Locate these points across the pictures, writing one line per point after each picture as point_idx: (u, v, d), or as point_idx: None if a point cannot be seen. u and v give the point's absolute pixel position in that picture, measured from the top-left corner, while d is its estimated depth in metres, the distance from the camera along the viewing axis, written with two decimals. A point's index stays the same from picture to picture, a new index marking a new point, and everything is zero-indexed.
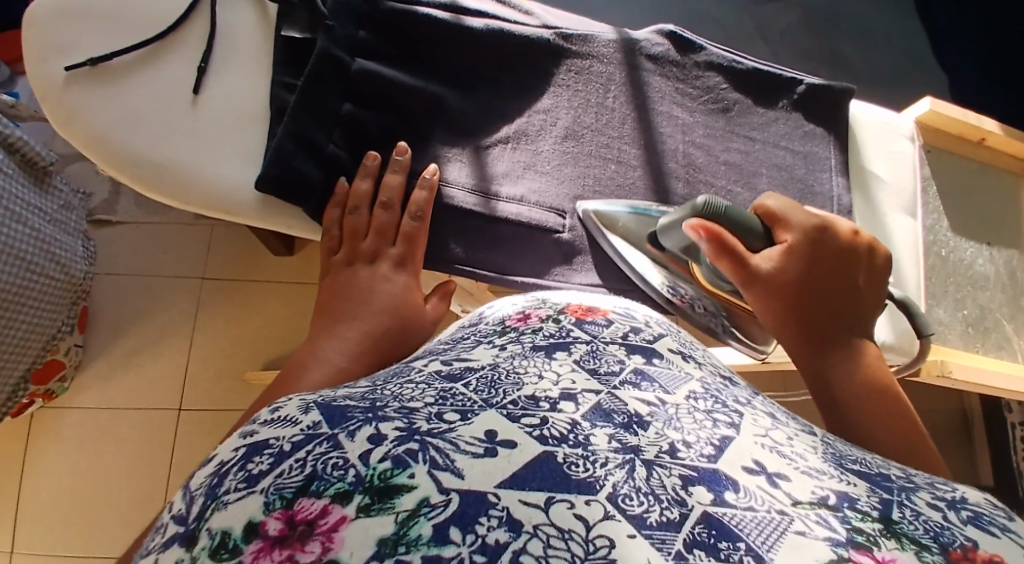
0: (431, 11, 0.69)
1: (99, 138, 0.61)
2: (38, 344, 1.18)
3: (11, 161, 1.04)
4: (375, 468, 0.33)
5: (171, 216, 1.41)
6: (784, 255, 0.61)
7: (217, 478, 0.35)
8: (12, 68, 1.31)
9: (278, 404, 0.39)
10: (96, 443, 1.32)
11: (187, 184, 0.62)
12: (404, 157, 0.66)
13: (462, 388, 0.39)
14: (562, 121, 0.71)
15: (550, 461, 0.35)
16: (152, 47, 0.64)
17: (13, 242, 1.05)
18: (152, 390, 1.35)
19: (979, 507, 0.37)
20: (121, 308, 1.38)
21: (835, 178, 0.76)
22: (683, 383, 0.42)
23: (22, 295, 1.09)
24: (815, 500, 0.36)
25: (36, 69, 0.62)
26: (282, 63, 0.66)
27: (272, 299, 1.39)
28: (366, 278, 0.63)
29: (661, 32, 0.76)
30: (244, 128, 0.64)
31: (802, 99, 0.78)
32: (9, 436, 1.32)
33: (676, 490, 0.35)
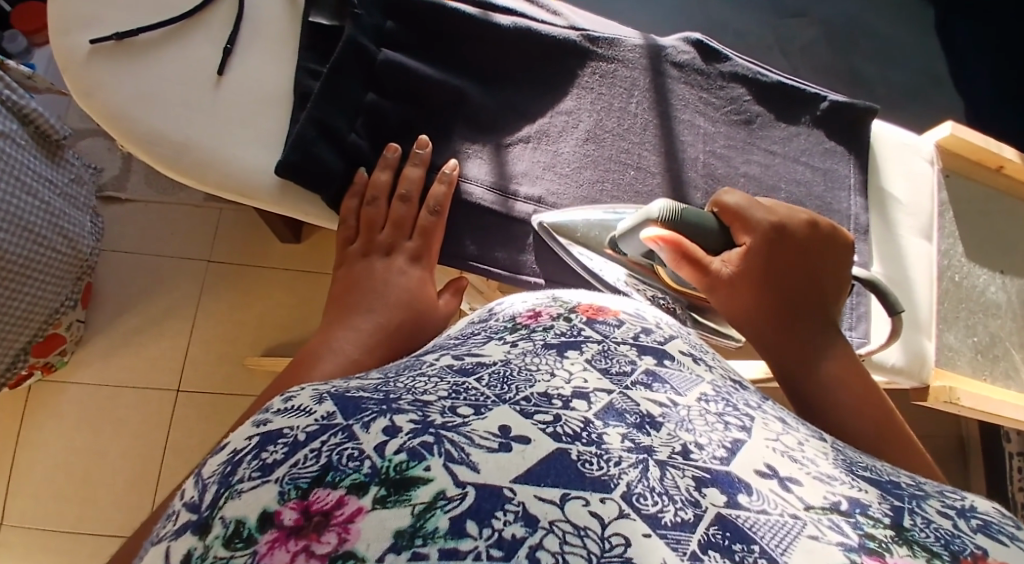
0: (459, 6, 0.69)
1: (120, 114, 0.61)
2: (41, 317, 1.18)
3: (25, 132, 1.05)
4: (391, 460, 0.33)
5: (180, 196, 1.41)
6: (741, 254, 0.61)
7: (230, 465, 0.34)
8: (31, 40, 1.35)
9: (292, 393, 0.38)
10: (94, 421, 1.32)
11: (205, 166, 0.62)
12: (425, 150, 0.65)
13: (475, 383, 0.38)
14: (584, 124, 0.71)
15: (564, 458, 0.34)
16: (178, 26, 0.64)
17: (22, 212, 1.05)
18: (153, 369, 1.34)
19: (988, 516, 0.37)
20: (126, 286, 1.38)
21: (853, 197, 0.76)
22: (695, 385, 0.41)
23: (29, 267, 1.09)
24: (827, 504, 0.35)
25: (59, 43, 0.61)
26: (307, 48, 0.66)
27: (278, 285, 1.39)
28: (382, 270, 0.63)
29: (687, 39, 0.76)
30: (266, 112, 0.64)
31: (826, 115, 0.78)
32: (5, 410, 1.31)
33: (690, 491, 0.35)
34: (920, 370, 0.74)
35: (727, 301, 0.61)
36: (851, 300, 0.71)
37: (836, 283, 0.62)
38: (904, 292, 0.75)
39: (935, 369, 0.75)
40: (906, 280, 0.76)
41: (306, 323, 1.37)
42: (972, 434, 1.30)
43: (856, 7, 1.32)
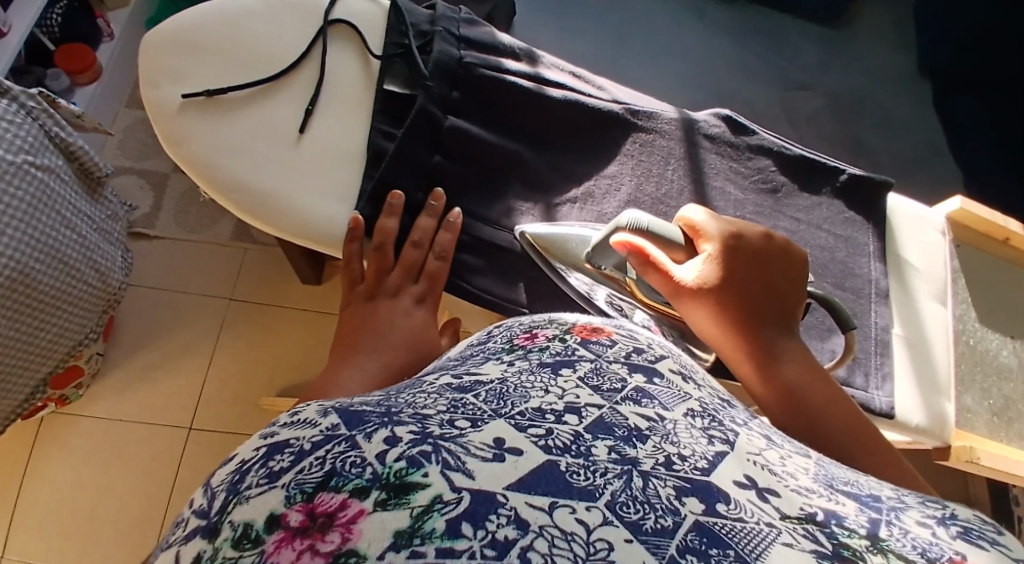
0: (517, 79, 0.75)
1: (206, 165, 0.67)
2: (63, 350, 1.19)
3: (69, 168, 1.10)
4: (392, 466, 0.36)
5: (207, 234, 1.47)
6: (706, 263, 0.62)
7: (239, 474, 0.38)
8: (73, 80, 1.42)
9: (297, 410, 0.42)
10: (105, 454, 1.33)
11: (282, 214, 0.67)
12: (456, 220, 0.70)
13: (472, 399, 0.41)
14: (625, 188, 0.75)
15: (554, 469, 0.37)
16: (264, 85, 0.70)
17: (58, 244, 1.07)
18: (166, 404, 1.37)
19: (969, 522, 0.40)
20: (146, 322, 1.41)
21: (873, 263, 0.80)
22: (682, 402, 0.44)
23: (59, 299, 1.11)
24: (802, 515, 0.38)
25: (153, 96, 0.69)
26: (381, 112, 0.71)
27: (297, 324, 1.43)
28: (385, 310, 0.65)
29: (718, 115, 0.82)
30: (342, 167, 0.69)
31: (845, 189, 0.82)
32: (18, 439, 1.33)
33: (670, 500, 0.37)
34: (942, 429, 0.77)
35: (691, 313, 0.62)
36: (876, 360, 0.75)
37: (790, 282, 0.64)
38: (925, 353, 0.79)
39: (956, 429, 0.78)
40: (925, 342, 0.80)
41: (319, 363, 1.41)
42: (979, 496, 1.33)
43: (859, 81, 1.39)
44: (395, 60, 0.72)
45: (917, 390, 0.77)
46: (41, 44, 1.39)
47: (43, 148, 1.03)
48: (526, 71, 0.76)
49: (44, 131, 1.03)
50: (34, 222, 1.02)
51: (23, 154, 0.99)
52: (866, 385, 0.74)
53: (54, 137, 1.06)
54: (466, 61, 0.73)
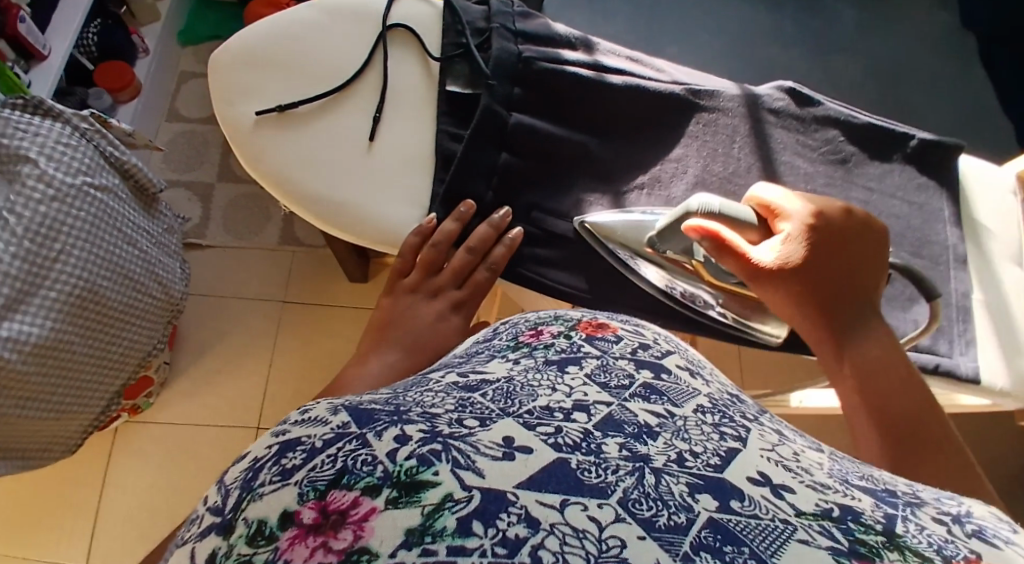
0: (576, 69, 0.76)
1: (284, 178, 0.70)
2: (135, 361, 1.21)
3: (125, 186, 1.12)
4: (403, 464, 0.35)
5: (256, 240, 1.49)
6: (785, 243, 0.63)
7: (252, 472, 0.38)
8: (116, 98, 1.44)
9: (307, 407, 0.41)
10: (174, 458, 1.35)
11: (360, 222, 0.70)
12: (517, 239, 0.71)
13: (479, 398, 0.41)
14: (692, 170, 0.75)
15: (564, 466, 0.36)
16: (333, 96, 0.72)
17: (123, 261, 1.09)
18: (230, 407, 1.38)
19: (984, 522, 0.39)
20: (205, 330, 1.44)
21: (949, 228, 0.78)
22: (690, 397, 0.44)
23: (127, 314, 1.13)
24: (818, 511, 0.36)
25: (226, 112, 0.71)
26: (445, 114, 0.72)
27: (349, 322, 1.45)
28: (423, 310, 0.67)
29: (781, 88, 0.80)
30: (414, 172, 0.71)
31: (916, 153, 0.80)
32: (91, 450, 1.35)
33: (684, 496, 0.36)
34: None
35: (772, 299, 0.63)
36: (958, 326, 0.74)
37: (876, 265, 0.64)
38: (1003, 319, 0.75)
39: None
40: (1004, 308, 0.76)
41: None
42: None
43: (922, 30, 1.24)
44: (454, 61, 0.74)
45: (998, 356, 0.74)
46: (80, 65, 1.41)
47: (99, 168, 1.06)
48: (586, 60, 0.77)
49: (99, 151, 1.06)
50: (97, 240, 1.05)
51: (81, 175, 1.02)
52: (950, 351, 0.73)
53: (110, 157, 1.08)
54: (525, 56, 0.75)
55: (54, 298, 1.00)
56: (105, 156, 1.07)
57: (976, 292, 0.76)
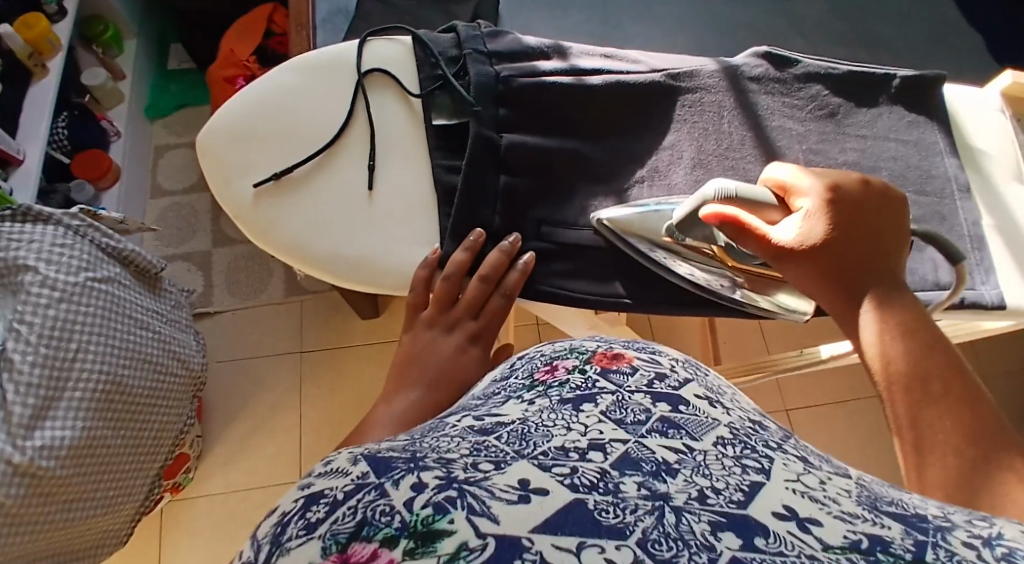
0: (555, 79, 0.78)
1: (296, 244, 0.72)
2: (168, 442, 1.20)
3: (127, 272, 1.13)
4: (419, 514, 0.35)
5: (263, 297, 1.50)
6: (806, 219, 0.61)
7: (280, 526, 0.37)
8: (98, 186, 1.45)
9: (329, 458, 0.42)
10: (227, 528, 1.33)
11: (377, 270, 0.72)
12: (530, 263, 0.72)
13: (495, 441, 0.43)
14: (687, 154, 0.76)
15: (582, 507, 0.37)
16: (325, 154, 0.74)
17: (140, 345, 1.10)
18: (271, 467, 1.38)
19: (1016, 543, 0.37)
20: (231, 396, 1.44)
21: (947, 160, 0.78)
22: (710, 430, 0.44)
23: (153, 397, 1.12)
24: (846, 544, 0.35)
25: (226, 193, 0.74)
26: (439, 148, 0.75)
27: (368, 362, 1.45)
28: (443, 346, 0.66)
29: (757, 54, 0.82)
30: (418, 210, 0.73)
31: (901, 92, 0.81)
32: (141, 538, 1.33)
33: (706, 535, 0.35)
34: None
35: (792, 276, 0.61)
36: (975, 255, 0.74)
37: (901, 236, 0.61)
38: (1018, 236, 0.76)
39: None
40: (1016, 225, 0.77)
41: None
42: None
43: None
44: (435, 93, 0.76)
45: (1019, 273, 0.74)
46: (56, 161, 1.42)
47: (98, 261, 1.07)
48: (563, 67, 0.79)
49: (97, 245, 1.08)
50: (109, 331, 1.05)
51: (82, 272, 1.03)
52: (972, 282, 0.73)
53: (108, 248, 1.10)
54: (503, 77, 0.77)
55: (80, 397, 1.00)
56: (103, 247, 1.09)
57: (985, 219, 0.77)
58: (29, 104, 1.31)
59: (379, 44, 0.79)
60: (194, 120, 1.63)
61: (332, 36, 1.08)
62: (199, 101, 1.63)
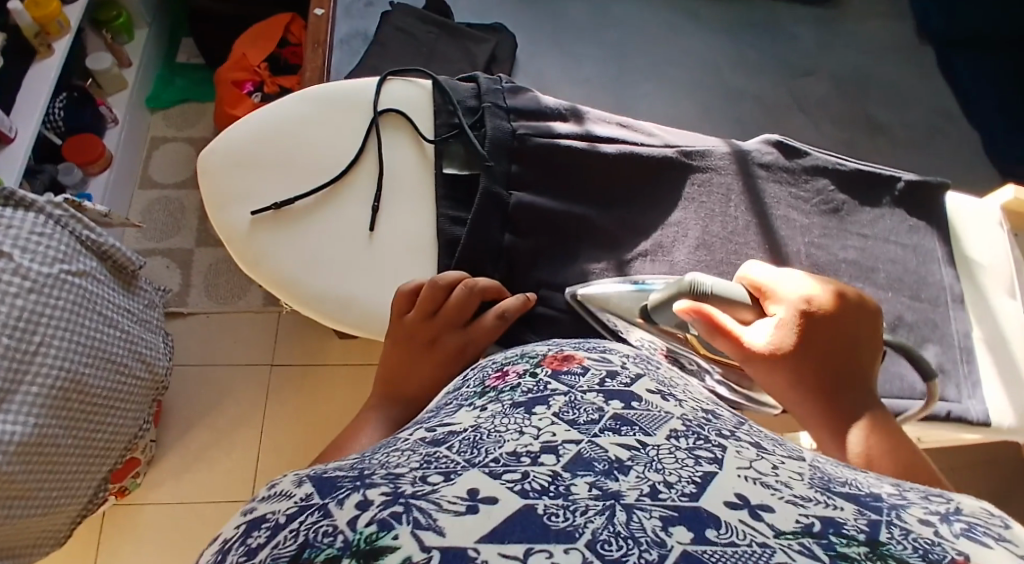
0: (570, 142, 0.83)
1: (287, 275, 0.77)
2: (122, 445, 1.18)
3: (103, 267, 1.11)
4: (363, 531, 0.34)
5: (240, 304, 1.48)
6: (778, 329, 0.63)
7: (220, 555, 0.37)
8: (86, 172, 1.43)
9: (275, 480, 0.41)
10: (173, 536, 1.30)
11: (361, 308, 0.77)
12: (530, 302, 0.75)
13: (446, 451, 0.40)
14: (693, 233, 0.81)
15: (530, 513, 0.35)
16: (329, 189, 0.80)
17: (107, 344, 1.07)
18: (224, 479, 1.35)
19: (973, 519, 0.39)
20: (192, 401, 1.41)
21: (944, 268, 0.82)
22: (664, 423, 0.42)
23: (112, 398, 1.10)
24: (798, 529, 0.35)
25: (225, 217, 0.79)
26: (445, 198, 0.80)
27: (342, 383, 1.43)
28: (425, 356, 0.69)
29: (769, 141, 0.86)
30: (412, 255, 0.79)
31: (905, 195, 0.85)
32: (81, 538, 1.28)
33: (656, 531, 0.34)
34: None
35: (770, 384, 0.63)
36: (962, 368, 0.77)
37: (871, 345, 0.63)
38: (1001, 351, 0.78)
39: None
40: (1002, 340, 0.79)
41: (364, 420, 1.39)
42: None
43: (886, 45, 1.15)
44: (449, 141, 0.82)
45: (999, 388, 0.76)
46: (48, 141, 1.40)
47: (76, 254, 1.05)
48: (577, 131, 0.84)
49: (75, 237, 1.06)
50: (78, 326, 1.03)
51: (58, 264, 1.01)
52: (958, 395, 0.75)
53: (88, 241, 1.08)
54: (519, 134, 0.82)
55: (36, 394, 0.98)
56: (81, 240, 1.07)
57: (974, 332, 0.79)
58: (28, 83, 1.29)
59: (397, 86, 0.86)
60: (194, 116, 1.61)
61: (348, 58, 1.07)
62: (203, 98, 1.62)
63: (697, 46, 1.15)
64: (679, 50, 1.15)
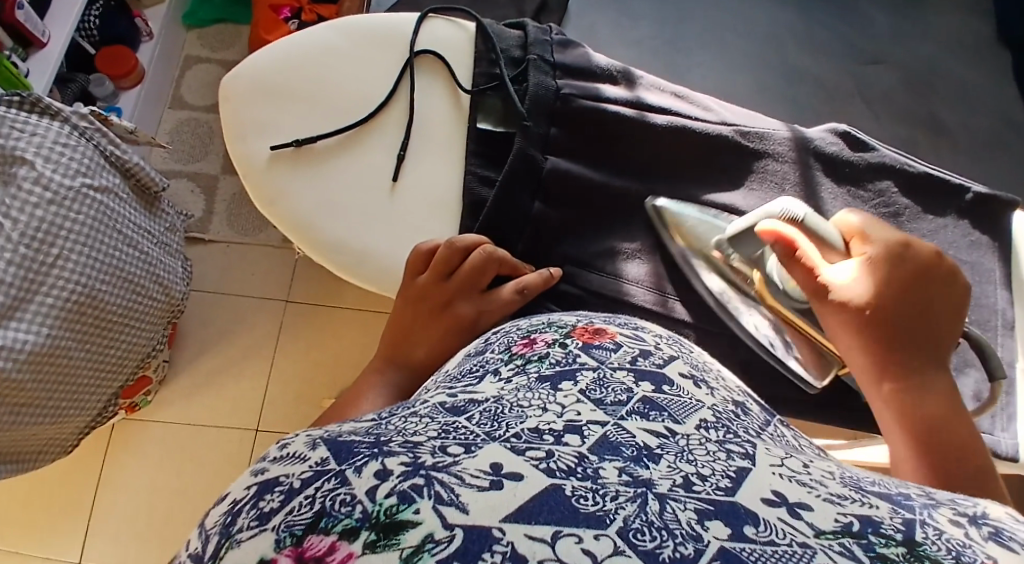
0: (618, 108, 0.79)
1: (300, 217, 0.74)
2: (135, 361, 1.16)
3: (127, 185, 1.08)
4: (382, 503, 0.31)
5: (260, 236, 1.45)
6: (859, 277, 0.60)
7: (231, 515, 0.33)
8: (118, 85, 1.39)
9: (286, 441, 0.38)
10: (175, 457, 1.30)
11: (370, 261, 0.74)
12: (554, 276, 0.72)
13: (465, 422, 0.37)
14: (737, 222, 0.77)
15: (558, 493, 0.32)
16: (354, 131, 0.77)
17: (125, 263, 1.05)
18: (228, 408, 1.34)
19: (1001, 523, 0.35)
20: (206, 328, 1.40)
21: (999, 290, 0.76)
22: (693, 411, 0.39)
23: (128, 316, 1.08)
24: (838, 529, 0.31)
25: (242, 146, 0.76)
26: (475, 155, 0.77)
27: (355, 328, 1.41)
28: (431, 320, 0.69)
29: (835, 131, 0.81)
30: (433, 212, 0.75)
31: (971, 207, 0.79)
32: (87, 448, 1.30)
33: (691, 524, 0.31)
34: None
35: (836, 332, 0.61)
36: (1003, 398, 0.72)
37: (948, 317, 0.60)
38: None
39: None
40: None
41: None
42: None
43: (968, 36, 1.05)
44: (487, 94, 0.78)
45: None
46: (83, 49, 1.37)
47: (100, 168, 1.02)
48: (627, 98, 0.80)
49: (99, 151, 1.02)
50: (97, 243, 1.01)
51: (80, 177, 0.99)
52: (991, 427, 0.71)
53: (111, 156, 1.04)
54: (564, 94, 0.78)
55: (51, 305, 0.96)
56: (105, 155, 1.03)
57: (1023, 363, 0.74)
58: None
59: (439, 25, 0.81)
60: (230, 38, 1.57)
61: None
62: (241, 20, 1.57)
63: (762, 19, 1.08)
64: (742, 21, 1.08)
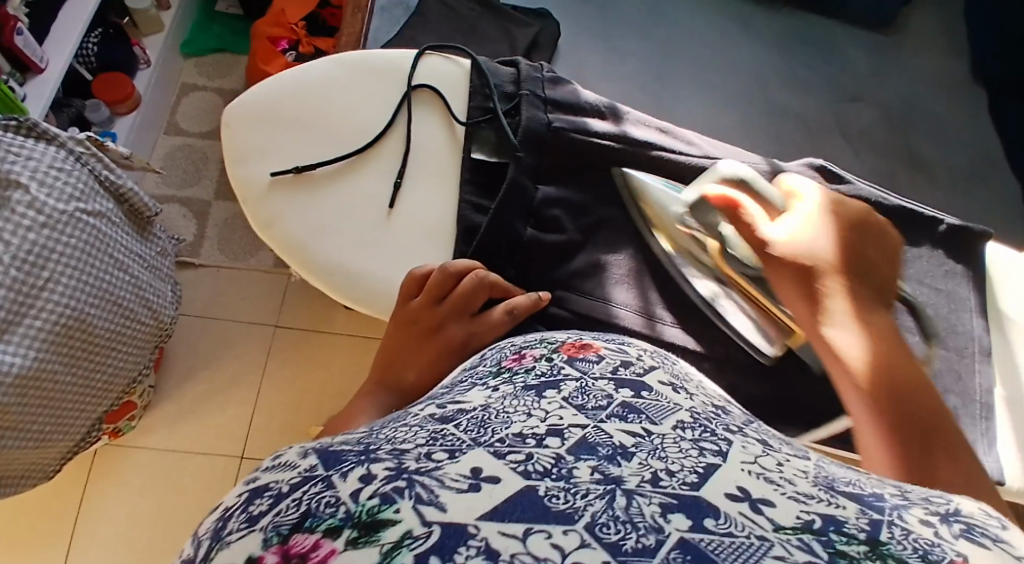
0: (604, 142, 0.81)
1: (297, 240, 0.76)
2: (120, 387, 1.17)
3: (120, 210, 1.10)
4: (364, 504, 0.32)
5: (251, 262, 1.46)
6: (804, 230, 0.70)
7: (222, 521, 0.35)
8: (113, 111, 1.41)
9: (280, 452, 0.39)
10: (160, 483, 1.30)
11: (363, 284, 0.76)
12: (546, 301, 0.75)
13: (453, 429, 0.39)
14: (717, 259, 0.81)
15: (533, 494, 0.33)
16: (352, 159, 0.79)
17: (114, 288, 1.06)
18: (214, 434, 1.34)
19: (972, 519, 0.36)
20: (194, 352, 1.40)
21: (975, 319, 0.79)
22: (671, 414, 0.40)
23: (115, 339, 1.09)
24: (798, 525, 0.32)
25: (240, 170, 0.78)
26: (470, 182, 0.79)
27: (345, 352, 1.42)
28: (425, 343, 0.71)
29: (812, 164, 0.84)
30: (427, 236, 0.78)
31: (944, 238, 0.82)
32: (69, 473, 1.29)
33: (654, 518, 0.32)
34: None
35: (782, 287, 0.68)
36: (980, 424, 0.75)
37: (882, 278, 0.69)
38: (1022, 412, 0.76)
39: None
40: None
41: None
42: None
43: (947, 79, 1.10)
44: (481, 125, 0.81)
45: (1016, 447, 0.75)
46: (80, 77, 1.39)
47: (92, 193, 1.03)
48: (611, 131, 0.82)
49: (93, 174, 1.04)
50: (88, 267, 1.02)
51: (73, 202, 1.00)
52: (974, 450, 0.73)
53: (105, 181, 1.07)
54: (554, 127, 0.81)
55: (39, 328, 0.97)
56: (98, 178, 1.05)
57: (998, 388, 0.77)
58: (66, 13, 1.28)
59: (436, 61, 0.84)
60: (227, 67, 1.59)
61: (386, 25, 1.05)
62: (238, 50, 1.60)
63: (744, 56, 1.12)
64: (726, 59, 1.12)
